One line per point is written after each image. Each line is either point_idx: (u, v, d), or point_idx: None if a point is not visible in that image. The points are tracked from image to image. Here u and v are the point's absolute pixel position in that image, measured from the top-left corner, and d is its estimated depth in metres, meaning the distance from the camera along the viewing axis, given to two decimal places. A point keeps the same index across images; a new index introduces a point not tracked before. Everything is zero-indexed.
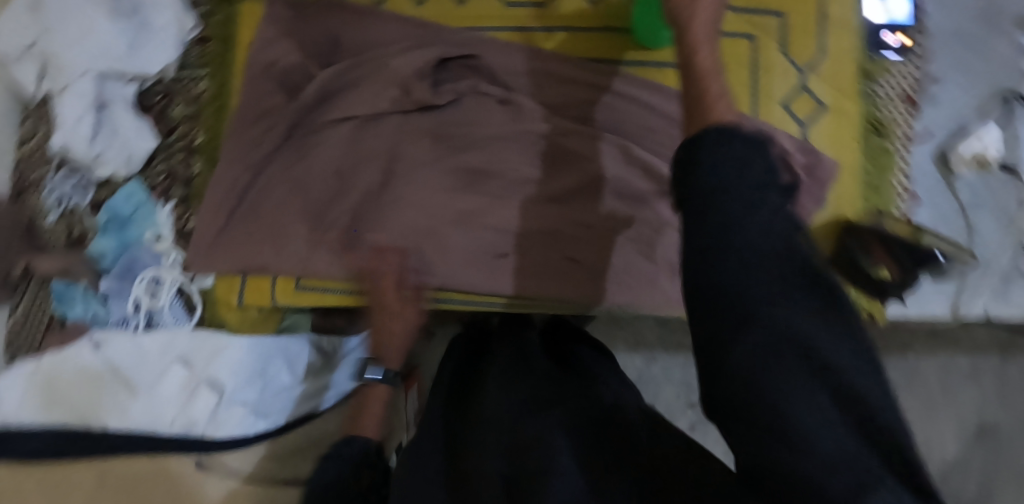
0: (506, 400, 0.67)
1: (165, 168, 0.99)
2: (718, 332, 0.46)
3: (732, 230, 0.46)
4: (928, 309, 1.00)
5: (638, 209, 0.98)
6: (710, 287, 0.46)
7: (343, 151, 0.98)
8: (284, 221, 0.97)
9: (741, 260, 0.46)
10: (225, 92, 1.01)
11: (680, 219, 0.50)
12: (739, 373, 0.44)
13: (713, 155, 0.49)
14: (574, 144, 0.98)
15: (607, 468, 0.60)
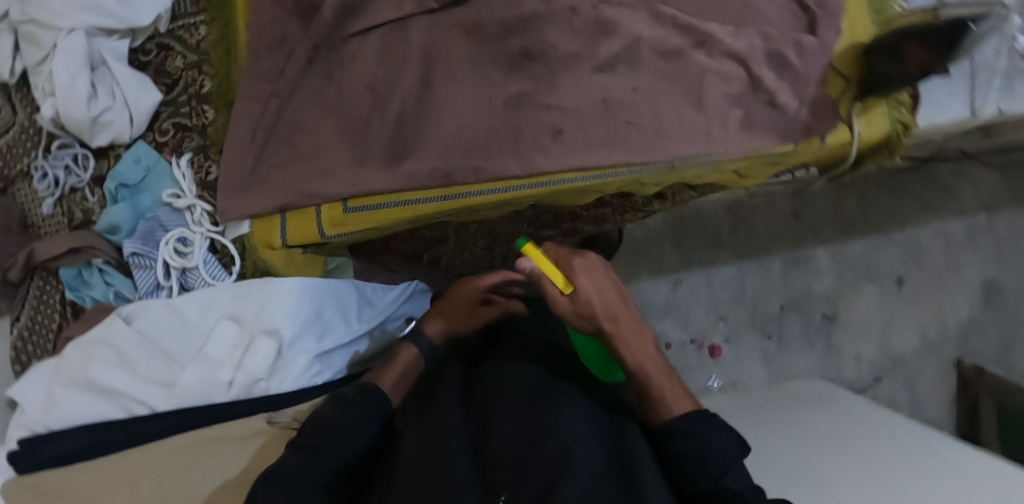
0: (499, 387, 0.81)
1: (175, 122, 0.94)
2: (557, 433, 0.72)
3: (554, 431, 0.72)
4: (945, 112, 0.92)
5: (681, 65, 0.87)
6: (535, 427, 0.73)
7: (374, 63, 0.89)
8: (323, 145, 0.89)
9: (581, 432, 0.72)
10: (229, 32, 0.94)
11: (528, 404, 0.76)
12: (535, 464, 0.68)
13: (556, 404, 0.77)
14: (609, 12, 0.87)
15: (491, 460, 0.71)
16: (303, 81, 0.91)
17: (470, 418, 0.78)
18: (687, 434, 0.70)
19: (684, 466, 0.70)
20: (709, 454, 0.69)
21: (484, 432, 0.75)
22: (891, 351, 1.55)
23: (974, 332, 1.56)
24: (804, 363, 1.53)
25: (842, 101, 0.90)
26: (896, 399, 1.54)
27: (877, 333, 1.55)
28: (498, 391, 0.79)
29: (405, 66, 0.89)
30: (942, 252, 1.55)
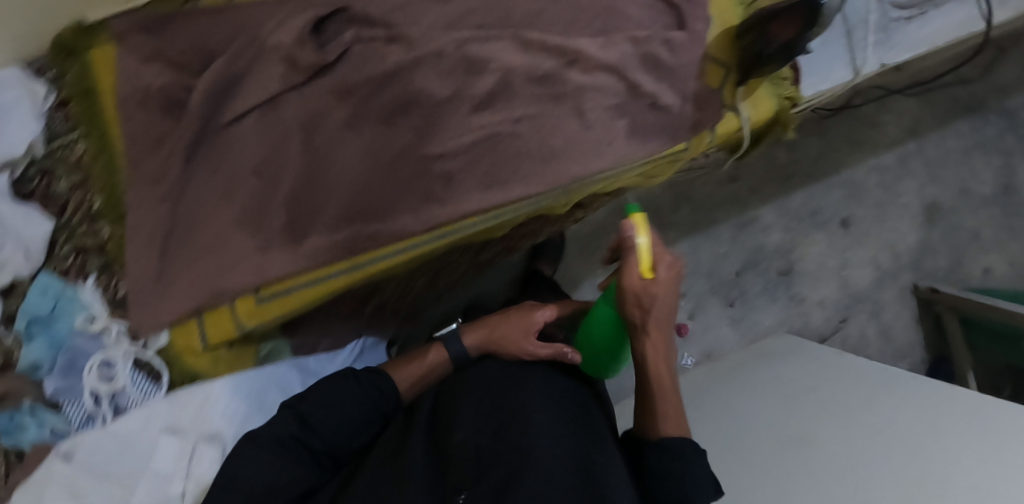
0: (474, 376, 0.82)
1: (74, 244, 0.92)
2: (534, 412, 0.72)
3: (531, 412, 0.72)
4: (831, 78, 0.94)
5: (558, 88, 0.87)
6: (515, 407, 0.73)
7: (257, 146, 0.88)
8: (222, 237, 0.88)
9: (552, 418, 0.72)
10: (107, 143, 0.92)
11: (515, 383, 0.78)
12: (507, 441, 0.68)
13: (545, 374, 0.80)
14: (477, 49, 0.86)
15: (457, 451, 0.70)
16: (190, 178, 0.89)
17: (453, 404, 0.79)
18: (672, 460, 0.71)
19: (655, 483, 0.72)
20: (678, 479, 0.69)
21: (447, 429, 0.74)
22: (851, 288, 1.57)
23: (927, 253, 1.59)
24: (771, 320, 1.53)
25: (726, 89, 0.90)
26: (864, 329, 1.57)
27: (834, 275, 1.56)
28: (473, 385, 0.80)
29: (288, 143, 0.88)
30: (879, 184, 1.58)
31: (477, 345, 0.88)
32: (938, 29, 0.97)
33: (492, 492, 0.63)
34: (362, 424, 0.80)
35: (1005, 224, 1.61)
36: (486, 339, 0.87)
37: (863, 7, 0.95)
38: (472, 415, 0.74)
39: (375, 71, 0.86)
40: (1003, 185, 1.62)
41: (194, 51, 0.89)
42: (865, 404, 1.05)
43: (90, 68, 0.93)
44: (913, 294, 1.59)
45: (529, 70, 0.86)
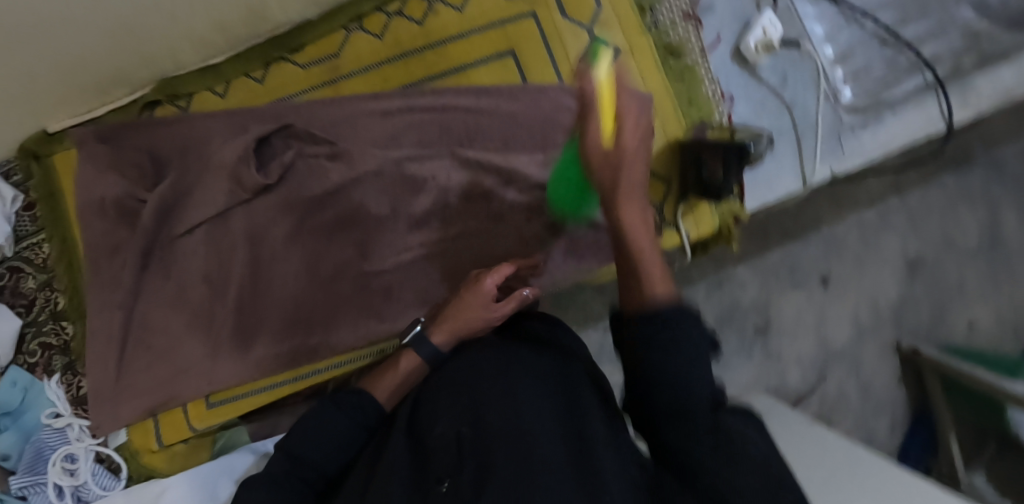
0: (525, 376, 0.61)
1: (40, 341, 0.97)
2: (511, 382, 0.60)
3: (512, 389, 0.59)
4: (780, 189, 0.92)
5: (494, 205, 0.88)
6: (484, 383, 0.61)
7: (206, 256, 0.92)
8: (175, 343, 0.92)
9: (534, 388, 0.60)
10: (69, 248, 0.96)
11: (484, 363, 0.64)
12: (495, 436, 0.54)
13: (522, 368, 0.63)
14: (416, 168, 0.88)
15: (443, 418, 0.59)
16: (143, 284, 0.93)
17: (424, 411, 0.63)
18: (653, 345, 0.53)
19: (653, 360, 0.52)
20: (690, 447, 0.50)
21: (429, 421, 0.61)
22: (829, 345, 1.49)
23: (908, 308, 1.50)
24: (746, 378, 1.48)
25: (667, 205, 0.91)
26: (844, 389, 1.48)
27: (812, 332, 1.48)
28: (462, 357, 0.67)
29: (234, 253, 0.91)
30: (859, 238, 1.51)
31: (445, 342, 0.73)
32: (894, 135, 0.94)
33: (474, 475, 0.52)
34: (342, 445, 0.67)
35: (992, 277, 1.50)
36: (451, 332, 0.73)
37: (815, 114, 0.93)
38: (451, 388, 0.63)
39: (317, 189, 0.89)
40: (988, 239, 1.50)
41: (146, 162, 0.93)
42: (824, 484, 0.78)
43: (54, 173, 0.97)
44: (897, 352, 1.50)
45: (465, 189, 0.88)
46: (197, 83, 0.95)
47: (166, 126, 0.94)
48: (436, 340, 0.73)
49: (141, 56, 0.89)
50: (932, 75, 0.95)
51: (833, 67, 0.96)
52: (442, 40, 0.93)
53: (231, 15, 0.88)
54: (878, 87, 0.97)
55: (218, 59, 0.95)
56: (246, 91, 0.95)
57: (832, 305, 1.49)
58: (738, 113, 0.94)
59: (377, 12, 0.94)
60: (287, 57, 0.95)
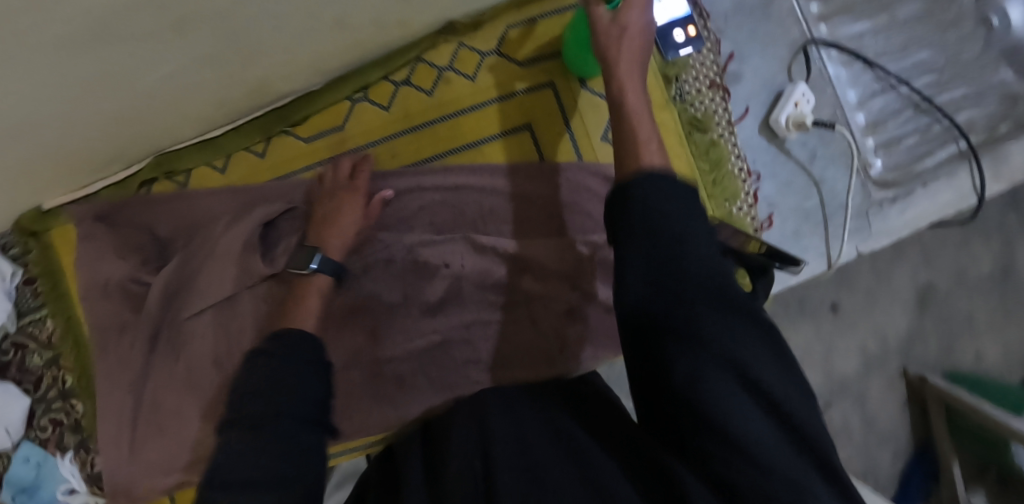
0: (538, 425, 0.67)
1: (50, 418, 0.96)
2: (520, 438, 0.64)
3: (521, 441, 0.64)
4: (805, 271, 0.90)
5: (509, 293, 0.86)
6: (492, 433, 0.64)
7: (215, 341, 0.90)
8: (188, 425, 0.92)
9: (543, 441, 0.64)
10: (75, 326, 0.95)
11: (488, 411, 0.69)
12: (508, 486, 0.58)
13: (528, 420, 0.67)
14: (428, 253, 0.85)
15: (457, 459, 0.63)
16: (151, 367, 0.92)
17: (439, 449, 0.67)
18: (647, 194, 0.55)
19: (658, 238, 0.53)
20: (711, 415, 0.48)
21: (441, 452, 0.65)
22: (836, 375, 1.48)
23: (916, 341, 1.49)
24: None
25: None
26: (849, 419, 1.49)
27: (819, 361, 1.48)
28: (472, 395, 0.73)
29: (243, 338, 0.89)
30: (871, 269, 1.51)
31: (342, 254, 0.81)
32: (923, 212, 0.92)
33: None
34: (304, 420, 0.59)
35: (1002, 308, 1.50)
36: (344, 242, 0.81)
37: (843, 192, 0.91)
38: (460, 432, 0.66)
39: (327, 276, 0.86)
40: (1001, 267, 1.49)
41: (150, 243, 0.91)
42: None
43: (53, 249, 0.94)
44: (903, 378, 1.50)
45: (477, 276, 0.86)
46: (196, 158, 0.90)
47: (167, 204, 0.91)
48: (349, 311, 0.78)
49: (136, 136, 0.84)
50: (967, 144, 0.93)
51: (864, 137, 0.93)
52: (454, 113, 0.88)
53: (231, 94, 0.83)
54: (909, 158, 0.93)
55: (215, 132, 0.89)
56: (248, 165, 0.90)
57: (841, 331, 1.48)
58: (764, 192, 0.90)
59: (384, 81, 0.88)
60: (290, 130, 0.89)
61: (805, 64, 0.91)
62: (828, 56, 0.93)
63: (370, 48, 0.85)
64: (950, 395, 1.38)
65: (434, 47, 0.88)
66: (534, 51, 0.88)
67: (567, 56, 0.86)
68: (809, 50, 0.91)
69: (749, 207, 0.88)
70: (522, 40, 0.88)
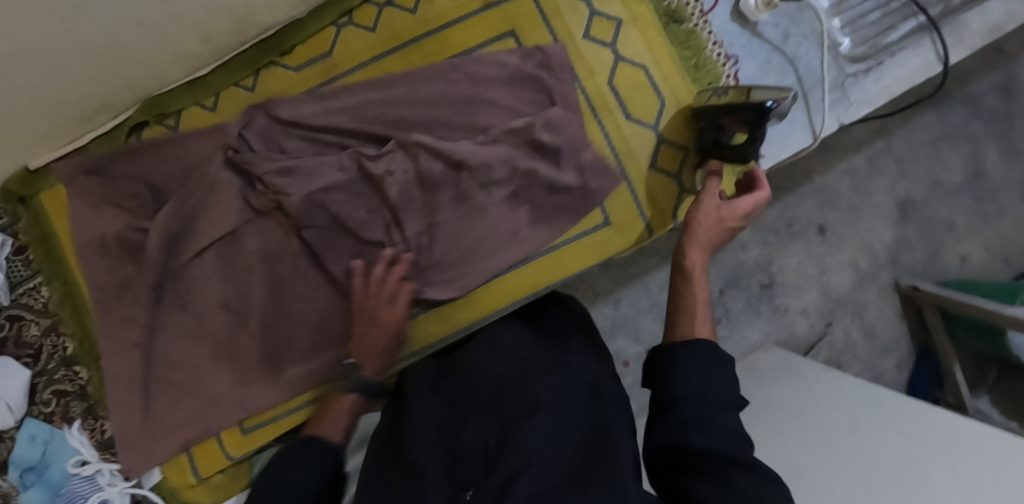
0: (552, 388, 0.66)
1: (54, 389, 0.93)
2: (528, 400, 0.64)
3: (531, 405, 0.63)
4: (791, 143, 0.94)
5: (517, 198, 0.87)
6: (506, 398, 0.64)
7: (222, 283, 0.88)
8: (202, 374, 0.89)
9: (551, 405, 0.63)
10: (72, 289, 0.92)
11: (505, 377, 0.68)
12: (509, 451, 0.58)
13: (545, 381, 0.67)
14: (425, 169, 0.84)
15: (463, 425, 0.63)
16: (159, 320, 0.89)
17: (449, 407, 0.66)
18: (676, 367, 0.63)
19: (679, 398, 0.61)
20: (709, 429, 0.58)
21: (453, 422, 0.64)
22: (833, 293, 1.54)
23: (904, 250, 1.54)
24: (756, 334, 1.52)
25: (685, 171, 0.91)
26: (851, 335, 1.53)
27: (815, 282, 1.53)
28: (486, 357, 0.72)
29: (250, 277, 0.88)
30: (852, 187, 1.54)
31: (203, 192, 0.86)
32: (895, 81, 0.97)
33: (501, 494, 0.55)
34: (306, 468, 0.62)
35: (978, 210, 1.55)
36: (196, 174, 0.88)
37: (818, 67, 0.95)
38: (469, 396, 0.66)
39: (332, 211, 0.84)
40: (972, 172, 1.54)
41: (144, 191, 0.89)
42: (866, 452, 0.85)
43: (43, 212, 0.92)
44: (896, 291, 1.55)
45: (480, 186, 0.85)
46: (185, 100, 0.89)
47: (149, 151, 0.89)
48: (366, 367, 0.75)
49: (123, 79, 0.84)
50: (926, 17, 0.96)
51: (830, 18, 0.95)
52: (441, 26, 0.90)
53: (215, 26, 0.83)
54: (875, 32, 0.97)
55: (203, 70, 0.89)
56: (239, 101, 0.90)
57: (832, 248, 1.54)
58: (745, 74, 0.94)
59: (367, 3, 0.90)
60: (278, 60, 0.90)
61: None
62: None
63: None
64: (944, 299, 1.43)
65: None
66: None
67: None
68: None
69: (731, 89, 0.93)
70: None
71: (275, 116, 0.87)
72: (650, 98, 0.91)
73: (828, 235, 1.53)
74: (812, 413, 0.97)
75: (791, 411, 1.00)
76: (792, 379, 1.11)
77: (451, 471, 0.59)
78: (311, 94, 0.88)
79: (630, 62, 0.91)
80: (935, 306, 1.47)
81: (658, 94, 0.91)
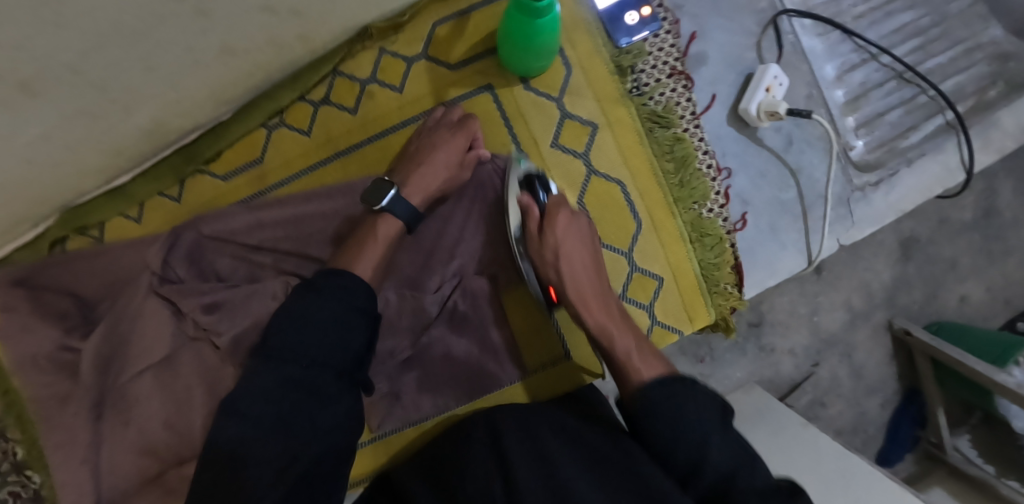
0: (546, 437, 0.71)
1: (8, 491, 0.91)
2: (523, 443, 0.70)
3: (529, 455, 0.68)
4: (780, 268, 0.86)
5: (468, 327, 0.83)
6: (503, 450, 0.69)
7: (164, 401, 0.85)
8: (148, 488, 0.86)
9: (543, 446, 0.69)
10: (15, 396, 0.89)
11: (502, 427, 0.73)
12: (513, 491, 0.63)
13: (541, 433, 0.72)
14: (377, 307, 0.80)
15: (462, 487, 0.68)
16: (100, 436, 0.86)
17: (450, 479, 0.71)
18: (650, 414, 0.67)
19: (664, 447, 0.66)
20: (678, 427, 0.66)
21: (454, 485, 0.69)
22: (823, 334, 1.44)
23: (902, 288, 1.46)
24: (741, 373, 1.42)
25: (658, 303, 0.83)
26: (838, 380, 1.43)
27: (805, 321, 1.43)
28: (480, 418, 0.76)
29: (192, 396, 0.85)
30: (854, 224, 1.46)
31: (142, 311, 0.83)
32: (911, 192, 0.86)
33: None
34: (334, 326, 0.67)
35: (984, 248, 1.46)
36: (121, 286, 0.86)
37: (820, 178, 0.85)
38: (469, 455, 0.72)
39: (267, 340, 0.81)
40: (982, 210, 1.47)
41: (73, 307, 0.86)
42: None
43: None
44: (890, 332, 1.45)
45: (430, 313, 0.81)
46: (107, 210, 0.84)
47: (73, 260, 0.86)
48: (413, 201, 0.76)
49: (32, 198, 0.77)
50: (954, 114, 0.86)
51: (843, 116, 0.86)
52: (383, 130, 0.83)
53: (125, 141, 0.75)
54: (893, 134, 0.87)
55: (124, 177, 0.83)
56: (165, 213, 0.84)
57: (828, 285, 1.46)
58: (737, 188, 0.85)
59: (299, 103, 0.83)
60: (205, 168, 0.84)
61: (777, 38, 0.85)
62: (801, 26, 0.86)
63: (274, 67, 0.78)
64: (938, 351, 1.32)
65: (353, 58, 0.82)
66: (466, 52, 0.82)
67: (510, 59, 0.78)
68: (780, 21, 0.85)
69: (718, 207, 0.84)
70: (450, 40, 0.82)
71: (204, 234, 0.82)
72: (623, 219, 0.82)
73: (823, 273, 1.45)
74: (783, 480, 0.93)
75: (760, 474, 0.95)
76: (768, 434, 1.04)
77: None
78: (242, 206, 0.83)
79: (603, 176, 0.82)
80: (926, 353, 1.38)
81: (634, 214, 0.82)
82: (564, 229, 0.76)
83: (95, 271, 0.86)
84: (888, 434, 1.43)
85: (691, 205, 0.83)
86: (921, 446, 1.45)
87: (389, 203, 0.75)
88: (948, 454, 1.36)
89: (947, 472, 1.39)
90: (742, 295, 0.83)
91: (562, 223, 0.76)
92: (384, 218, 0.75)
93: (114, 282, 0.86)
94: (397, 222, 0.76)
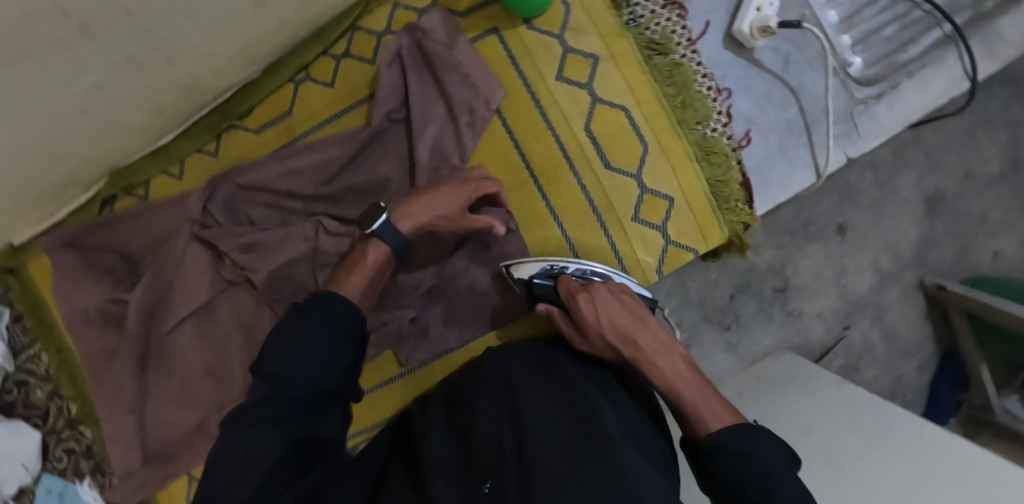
0: (553, 394, 0.68)
1: (64, 447, 0.96)
2: (535, 389, 0.68)
3: (534, 403, 0.66)
4: (790, 182, 0.92)
5: (487, 260, 0.88)
6: (514, 397, 0.67)
7: (204, 349, 0.89)
8: (194, 429, 0.91)
9: (547, 395, 0.67)
10: (66, 355, 0.96)
11: (516, 376, 0.70)
12: (523, 432, 0.62)
13: (552, 384, 0.70)
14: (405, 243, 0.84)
15: (474, 424, 0.65)
16: (147, 385, 0.90)
17: (465, 407, 0.69)
18: (718, 451, 0.64)
19: (730, 483, 0.62)
20: (745, 471, 0.61)
21: (468, 420, 0.67)
22: (852, 296, 1.29)
23: (931, 248, 1.30)
24: (769, 340, 1.27)
25: (671, 223, 0.88)
26: (871, 341, 1.30)
27: (832, 285, 1.29)
28: (499, 365, 0.73)
29: (230, 343, 0.89)
30: (875, 182, 1.29)
31: (178, 266, 0.87)
32: (914, 104, 0.92)
33: (519, 475, 0.58)
34: (310, 319, 0.66)
35: (1016, 202, 1.30)
36: (157, 243, 0.90)
37: (822, 93, 0.91)
38: (484, 399, 0.68)
39: (303, 280, 0.86)
40: (1010, 161, 1.29)
41: (121, 263, 0.90)
42: (862, 489, 0.79)
43: (33, 283, 0.95)
44: (922, 291, 1.31)
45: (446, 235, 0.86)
46: (151, 170, 0.91)
47: (111, 224, 0.90)
48: (402, 228, 0.76)
49: (87, 159, 0.83)
50: (951, 26, 0.91)
51: (839, 35, 0.92)
52: None
53: (167, 97, 0.81)
54: (891, 49, 0.92)
55: (165, 137, 0.89)
56: (204, 167, 0.92)
57: (863, 249, 1.29)
58: (739, 109, 0.91)
59: (323, 57, 0.91)
60: (238, 124, 0.91)
61: None
62: None
63: (299, 24, 0.84)
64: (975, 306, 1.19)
65: (370, 13, 0.90)
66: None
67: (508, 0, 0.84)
68: None
69: (723, 127, 0.89)
70: None
71: (239, 185, 0.88)
72: (632, 144, 0.87)
73: (848, 235, 1.28)
74: (818, 438, 0.90)
75: (793, 431, 0.94)
76: (802, 398, 1.00)
77: (475, 468, 0.60)
78: (275, 156, 0.88)
79: (608, 104, 0.87)
80: (963, 310, 1.24)
81: (641, 138, 0.87)
82: (594, 313, 0.75)
83: (138, 228, 0.90)
84: (929, 399, 1.31)
85: (696, 127, 0.88)
86: (963, 408, 1.32)
87: (380, 227, 0.75)
88: (995, 414, 1.24)
89: (994, 434, 1.25)
90: (753, 211, 0.89)
91: (586, 307, 0.76)
92: (374, 245, 0.76)
93: (152, 241, 0.91)
94: (383, 249, 0.76)
